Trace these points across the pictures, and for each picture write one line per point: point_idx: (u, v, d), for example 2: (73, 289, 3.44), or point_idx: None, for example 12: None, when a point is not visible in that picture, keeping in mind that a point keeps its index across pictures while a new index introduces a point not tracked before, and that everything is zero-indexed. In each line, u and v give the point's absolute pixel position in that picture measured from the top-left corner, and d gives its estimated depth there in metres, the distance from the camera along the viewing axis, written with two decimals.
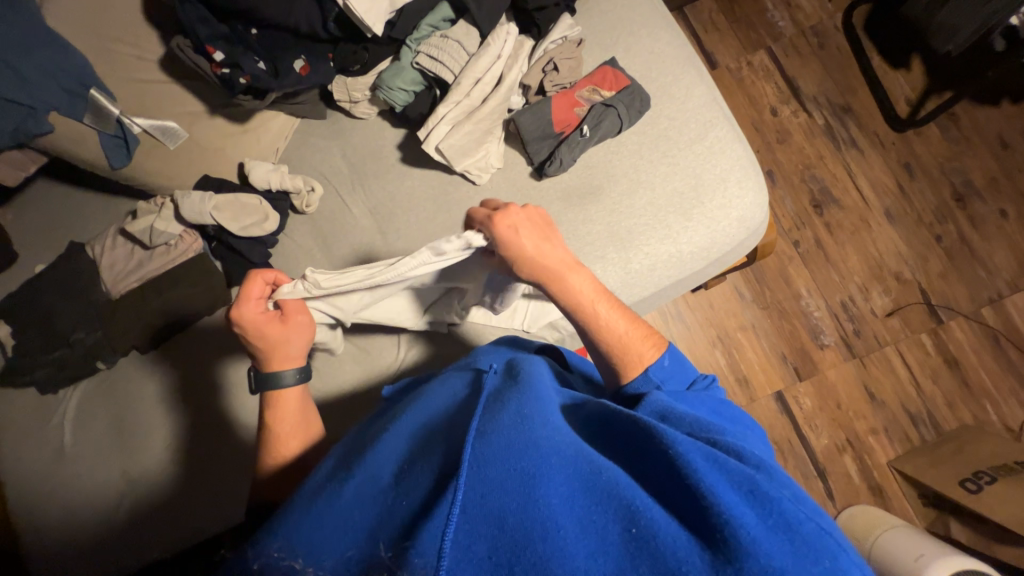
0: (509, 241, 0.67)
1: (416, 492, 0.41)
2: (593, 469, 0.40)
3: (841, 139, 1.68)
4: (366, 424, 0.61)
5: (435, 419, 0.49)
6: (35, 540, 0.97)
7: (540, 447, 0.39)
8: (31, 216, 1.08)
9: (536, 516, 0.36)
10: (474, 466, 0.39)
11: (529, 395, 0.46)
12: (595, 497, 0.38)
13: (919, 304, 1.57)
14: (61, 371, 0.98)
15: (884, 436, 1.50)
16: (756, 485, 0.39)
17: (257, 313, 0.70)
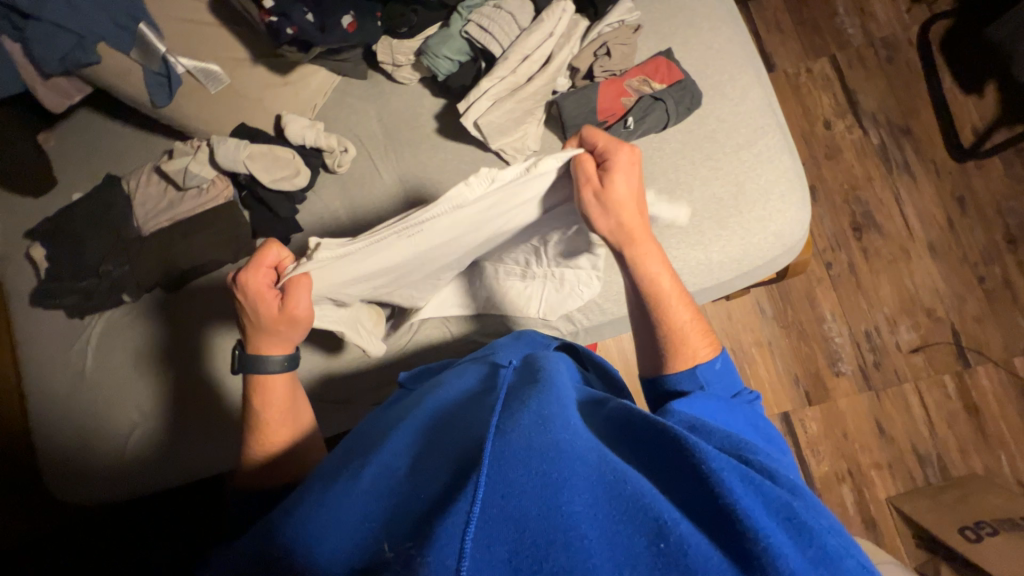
0: (610, 197, 0.64)
1: (434, 485, 0.41)
2: (618, 477, 0.39)
3: (894, 162, 1.59)
4: (385, 408, 0.64)
5: (455, 417, 0.52)
6: (56, 453, 1.02)
7: (564, 449, 0.40)
8: (72, 143, 1.10)
9: (561, 522, 0.35)
10: (496, 464, 0.38)
11: (550, 395, 0.48)
12: (622, 505, 0.37)
13: (948, 344, 1.51)
14: (89, 299, 1.01)
15: (887, 472, 1.47)
16: (795, 513, 0.39)
17: (262, 289, 0.70)
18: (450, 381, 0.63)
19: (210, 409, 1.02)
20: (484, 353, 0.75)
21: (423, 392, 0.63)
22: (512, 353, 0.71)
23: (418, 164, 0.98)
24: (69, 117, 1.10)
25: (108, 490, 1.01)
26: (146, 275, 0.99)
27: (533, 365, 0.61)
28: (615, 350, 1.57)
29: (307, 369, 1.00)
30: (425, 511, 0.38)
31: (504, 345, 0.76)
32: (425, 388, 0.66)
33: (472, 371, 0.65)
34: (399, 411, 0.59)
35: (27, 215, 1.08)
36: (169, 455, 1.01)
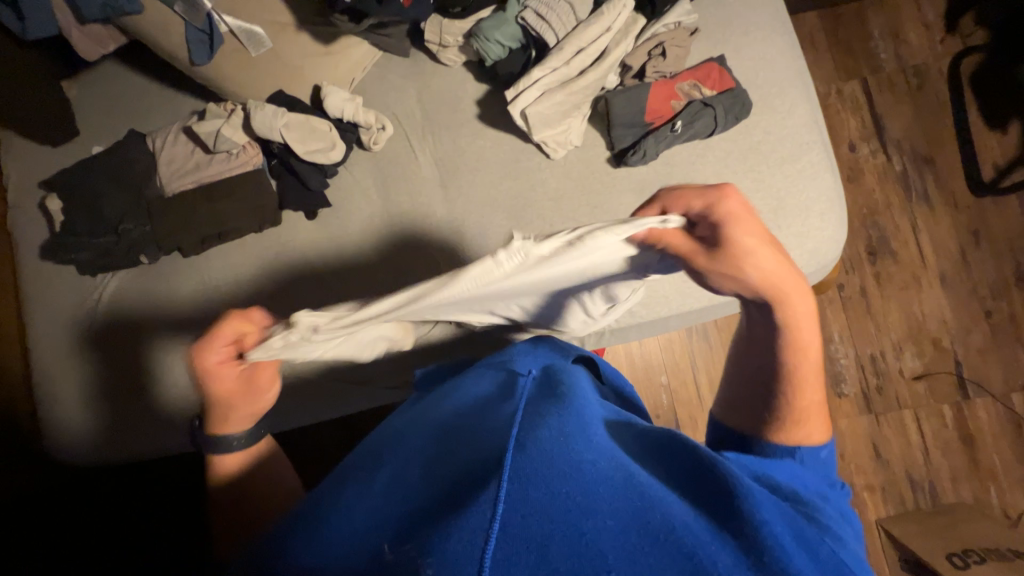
0: (762, 274, 0.57)
1: (448, 490, 0.42)
2: (646, 502, 0.40)
3: (914, 191, 1.60)
4: (401, 418, 0.65)
5: (472, 425, 0.53)
6: (59, 410, 0.99)
7: (589, 471, 0.41)
8: (95, 94, 1.06)
9: (587, 546, 0.35)
10: (517, 476, 0.40)
11: (572, 414, 0.50)
12: (655, 535, 0.37)
13: (950, 374, 1.53)
14: (105, 257, 0.98)
15: (879, 494, 1.50)
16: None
17: (217, 363, 0.61)
18: (468, 388, 0.64)
19: None
20: (503, 358, 0.73)
21: (439, 399, 0.64)
22: (529, 361, 0.70)
23: (455, 150, 0.96)
24: (94, 67, 1.06)
25: (109, 454, 0.99)
26: (168, 238, 0.96)
27: (553, 378, 0.62)
28: (623, 353, 1.57)
29: None
30: (437, 518, 0.38)
31: (523, 348, 0.75)
32: (441, 394, 0.66)
33: (487, 379, 0.66)
34: (418, 419, 0.60)
35: (44, 166, 1.05)
36: (174, 425, 0.98)
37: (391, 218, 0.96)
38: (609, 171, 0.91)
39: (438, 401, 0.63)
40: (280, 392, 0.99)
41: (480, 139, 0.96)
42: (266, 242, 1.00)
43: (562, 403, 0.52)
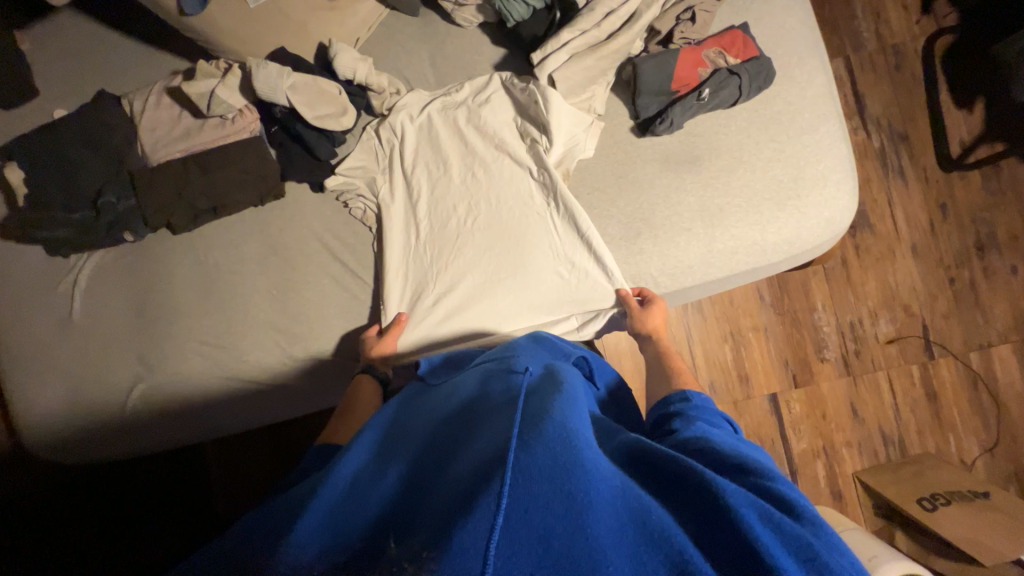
0: None
1: (456, 483, 0.44)
2: (638, 505, 0.42)
3: (890, 166, 1.70)
4: (391, 413, 0.65)
5: (479, 422, 0.54)
6: (33, 405, 0.91)
7: (586, 470, 0.42)
8: (53, 47, 0.93)
9: (586, 546, 0.37)
10: (520, 474, 0.41)
11: (571, 409, 0.51)
12: (648, 538, 0.40)
13: (918, 337, 1.66)
14: (82, 235, 0.88)
15: (855, 449, 1.62)
16: (817, 554, 0.40)
17: None
18: (465, 392, 0.64)
19: (222, 369, 0.90)
20: (504, 356, 0.73)
21: (448, 393, 0.66)
22: (530, 358, 0.70)
23: (496, 165, 0.91)
24: (49, 18, 0.93)
25: (102, 448, 0.92)
26: (155, 213, 0.87)
27: (554, 372, 0.63)
28: None
29: (339, 328, 0.91)
30: (444, 519, 0.40)
31: (525, 347, 0.75)
32: (445, 393, 0.67)
33: (490, 372, 0.67)
34: (422, 416, 0.63)
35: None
36: (175, 414, 0.91)
37: (406, 207, 0.93)
38: (633, 140, 0.91)
39: (436, 399, 0.66)
40: (286, 383, 0.91)
41: (516, 155, 0.90)
42: (269, 216, 0.93)
43: (564, 401, 0.52)
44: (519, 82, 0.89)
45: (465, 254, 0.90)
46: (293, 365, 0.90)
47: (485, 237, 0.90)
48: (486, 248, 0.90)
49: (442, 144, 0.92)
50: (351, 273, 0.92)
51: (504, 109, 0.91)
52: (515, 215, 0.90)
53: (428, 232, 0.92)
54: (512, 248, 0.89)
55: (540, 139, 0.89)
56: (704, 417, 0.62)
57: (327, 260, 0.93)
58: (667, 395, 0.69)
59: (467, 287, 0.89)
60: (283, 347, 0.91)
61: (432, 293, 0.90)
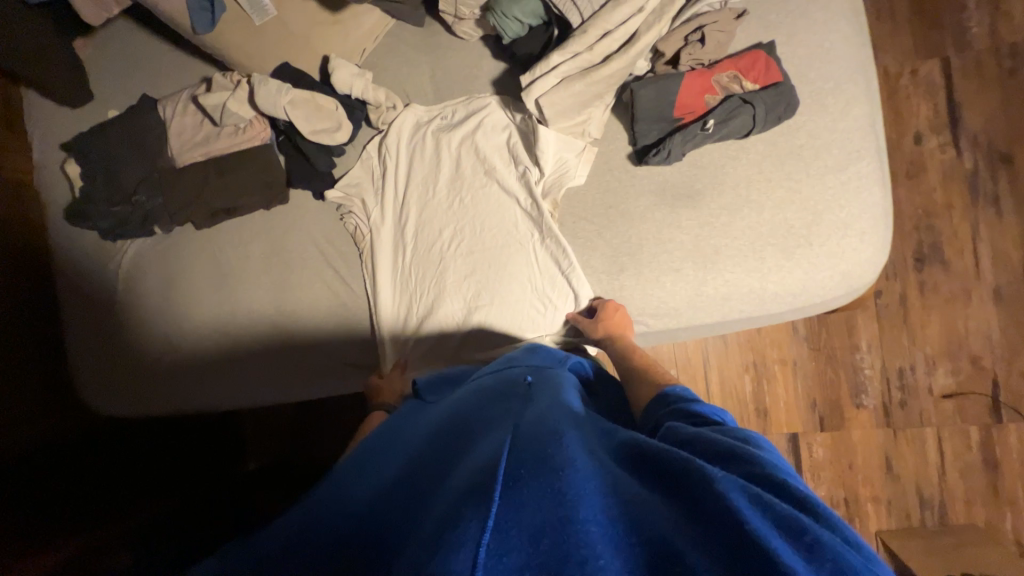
0: None
1: (451, 489, 0.43)
2: (631, 505, 0.38)
3: (982, 192, 1.43)
4: (401, 428, 0.67)
5: (478, 431, 0.54)
6: (80, 365, 1.06)
7: (577, 468, 0.40)
8: (108, 53, 1.04)
9: (574, 539, 0.34)
10: (512, 480, 0.39)
11: (564, 419, 0.50)
12: (640, 534, 0.35)
13: (985, 395, 1.43)
14: (121, 226, 1.00)
15: (882, 507, 1.46)
16: (806, 528, 0.34)
17: None
18: (466, 401, 0.63)
19: (230, 354, 1.01)
20: (501, 367, 0.72)
21: (450, 401, 0.66)
22: (529, 367, 0.69)
23: (483, 192, 0.90)
24: (106, 27, 1.03)
25: (132, 411, 1.06)
26: (179, 211, 0.97)
27: (549, 384, 0.62)
28: None
29: (328, 329, 0.98)
30: (437, 517, 0.38)
31: (522, 355, 0.73)
32: (451, 399, 0.67)
33: (487, 381, 0.68)
34: (421, 427, 0.63)
35: (65, 127, 1.06)
36: (184, 387, 1.03)
37: (398, 226, 0.96)
38: (629, 169, 0.85)
39: (442, 405, 0.67)
40: (280, 375, 0.99)
41: (506, 184, 0.89)
42: (274, 219, 0.99)
43: (560, 413, 0.51)
44: (518, 113, 0.89)
45: (459, 275, 0.91)
46: (287, 359, 0.99)
47: (471, 260, 0.90)
48: (467, 272, 0.90)
49: (433, 168, 0.93)
50: (342, 279, 0.98)
51: (496, 136, 0.90)
52: (500, 238, 0.89)
53: (427, 241, 0.93)
54: (492, 270, 0.89)
55: (530, 167, 0.87)
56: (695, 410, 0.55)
57: (321, 265, 0.98)
58: (657, 393, 0.63)
59: (445, 312, 0.91)
60: (279, 342, 0.99)
61: (416, 317, 0.93)
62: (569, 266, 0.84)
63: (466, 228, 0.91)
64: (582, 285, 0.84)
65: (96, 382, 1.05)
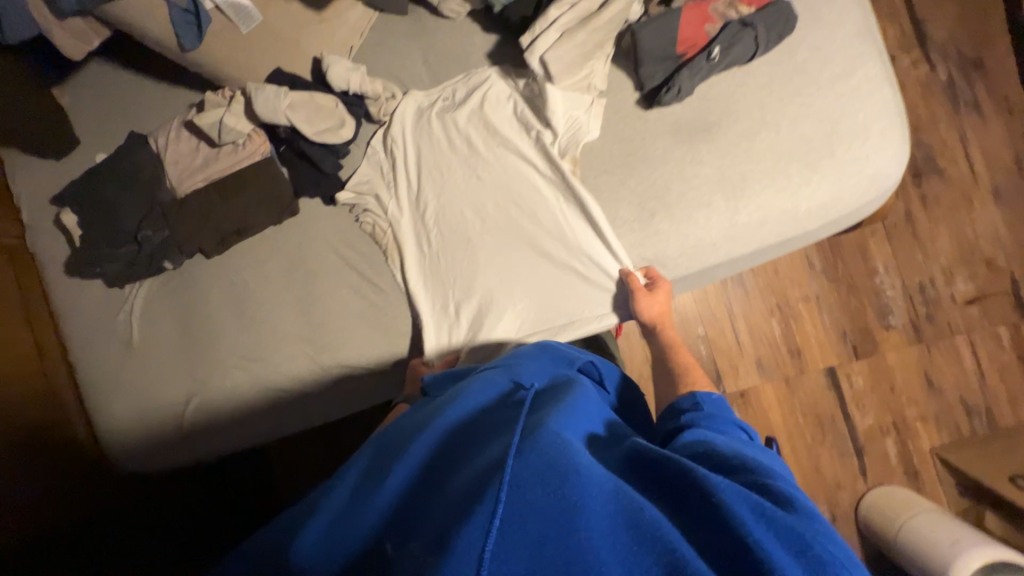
0: None
1: (453, 488, 0.43)
2: (633, 504, 0.41)
3: (962, 100, 1.47)
4: (397, 415, 0.64)
5: (480, 430, 0.53)
6: (105, 420, 1.01)
7: (581, 472, 0.42)
8: (88, 95, 1.01)
9: (578, 546, 0.37)
10: (517, 480, 0.40)
11: (567, 418, 0.51)
12: (641, 536, 0.39)
13: (1005, 294, 1.46)
14: (130, 267, 0.96)
15: (932, 424, 1.46)
16: (809, 547, 0.40)
17: None
18: (469, 390, 0.60)
19: (260, 379, 0.96)
20: (507, 363, 0.70)
21: (451, 390, 0.64)
22: (534, 368, 0.68)
23: (499, 164, 0.89)
24: (80, 70, 1.01)
25: (169, 458, 1.01)
26: (188, 240, 0.94)
27: (556, 386, 0.62)
28: None
29: (362, 333, 0.94)
30: (441, 522, 0.40)
31: (527, 356, 0.72)
32: (451, 390, 0.65)
33: (489, 373, 0.66)
34: (420, 415, 0.60)
35: (52, 179, 1.02)
36: (208, 423, 0.98)
37: (417, 215, 0.94)
38: (640, 114, 0.85)
39: (441, 393, 0.65)
40: (318, 393, 0.95)
41: (522, 152, 0.88)
42: (287, 233, 0.96)
43: (563, 410, 0.53)
44: (522, 78, 0.89)
45: (491, 252, 0.89)
46: (324, 372, 0.95)
47: (497, 242, 0.89)
48: (496, 254, 0.89)
49: (444, 150, 0.92)
50: (368, 280, 0.95)
51: (503, 109, 0.90)
52: (522, 212, 0.88)
53: (448, 225, 0.92)
54: (521, 253, 0.88)
55: (542, 129, 0.87)
56: (714, 423, 0.61)
57: (344, 270, 0.95)
58: (670, 411, 0.67)
59: (487, 306, 0.90)
60: (313, 358, 0.95)
61: (453, 303, 0.91)
62: (602, 234, 0.85)
63: (486, 202, 0.90)
64: (623, 254, 0.85)
65: (123, 434, 1.00)
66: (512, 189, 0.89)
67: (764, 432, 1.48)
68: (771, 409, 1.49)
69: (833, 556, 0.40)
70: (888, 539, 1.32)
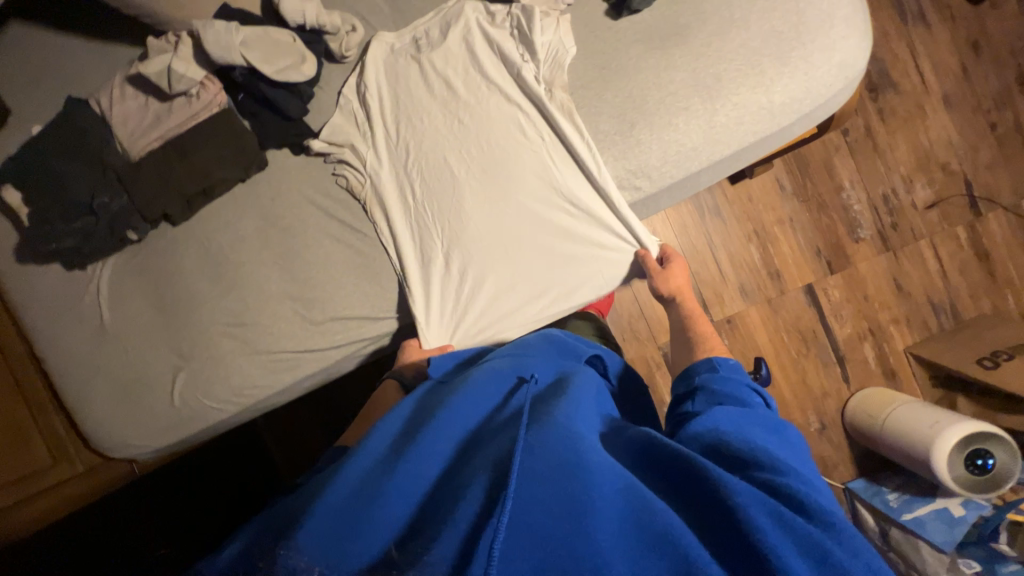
0: None
1: (472, 492, 0.44)
2: (643, 506, 0.42)
3: (909, 12, 1.52)
4: (413, 402, 0.64)
5: (488, 431, 0.54)
6: (83, 410, 0.95)
7: (590, 474, 0.44)
8: (13, 61, 0.92)
9: (588, 549, 0.39)
10: (524, 484, 0.43)
11: (575, 414, 0.52)
12: (649, 541, 0.41)
13: (960, 196, 1.54)
14: (89, 241, 0.90)
15: (904, 325, 1.54)
16: (824, 551, 0.41)
17: None
18: (477, 384, 0.62)
19: (248, 344, 0.92)
20: (515, 353, 0.72)
21: (462, 382, 0.64)
22: (540, 362, 0.69)
23: (483, 104, 0.88)
24: (1, 34, 0.92)
25: (159, 443, 0.95)
26: (149, 205, 0.88)
27: (563, 380, 0.61)
28: None
29: (349, 283, 0.91)
30: (456, 531, 0.41)
31: (535, 348, 0.73)
32: (456, 382, 0.66)
33: (500, 368, 0.66)
34: (434, 407, 0.60)
35: None
36: (196, 401, 0.93)
37: (398, 161, 0.91)
38: (610, 25, 0.85)
39: (452, 386, 0.65)
40: (308, 353, 0.92)
41: (505, 90, 0.87)
42: (257, 189, 0.92)
43: (568, 405, 0.54)
44: (497, 6, 0.87)
45: (480, 201, 0.88)
46: (320, 329, 0.92)
47: (491, 201, 0.88)
48: (490, 214, 0.88)
49: (421, 94, 0.90)
50: (350, 228, 0.92)
51: (480, 43, 0.88)
52: (509, 159, 0.87)
53: (437, 173, 0.89)
54: (513, 202, 0.87)
55: (523, 61, 0.85)
56: (731, 395, 0.60)
57: (325, 222, 0.92)
58: (690, 381, 0.66)
59: (488, 275, 0.89)
60: (300, 318, 0.92)
61: (441, 260, 0.90)
62: (584, 169, 0.85)
63: (470, 150, 0.88)
64: (610, 184, 0.84)
65: (106, 421, 0.94)
66: (495, 137, 0.87)
67: (752, 353, 1.54)
68: (757, 332, 1.55)
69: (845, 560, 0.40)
70: (873, 432, 1.41)
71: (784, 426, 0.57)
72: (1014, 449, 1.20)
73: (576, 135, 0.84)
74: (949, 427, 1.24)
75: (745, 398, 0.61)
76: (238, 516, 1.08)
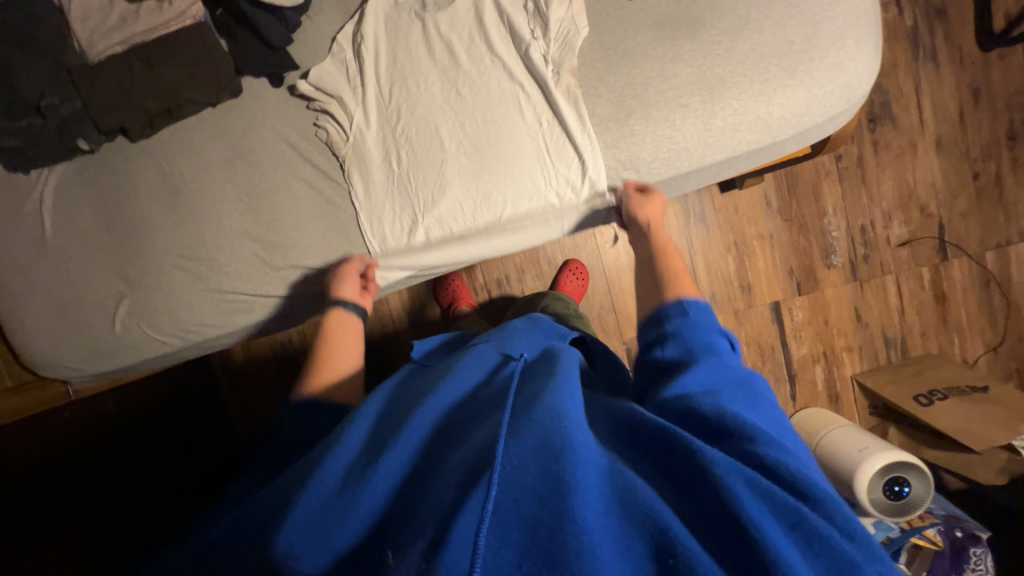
0: None
1: (450, 479, 0.41)
2: (629, 489, 0.40)
3: (922, 48, 1.52)
4: (392, 384, 0.61)
5: (471, 411, 0.52)
6: (14, 325, 0.89)
7: (577, 454, 0.40)
8: None
9: (574, 532, 0.36)
10: (508, 465, 0.40)
11: (563, 389, 0.48)
12: (639, 524, 0.39)
13: (932, 238, 1.59)
14: (34, 144, 0.82)
15: (856, 353, 1.61)
16: (803, 517, 0.40)
17: None
18: (461, 368, 0.57)
19: (204, 280, 0.88)
20: (496, 335, 0.66)
21: (446, 363, 0.61)
22: (524, 343, 0.64)
23: (482, 80, 0.84)
24: None
25: (96, 368, 0.91)
26: (105, 116, 0.81)
27: (548, 360, 0.58)
28: None
29: (317, 233, 0.88)
30: (436, 512, 0.39)
31: (517, 330, 0.68)
32: (445, 364, 0.62)
33: (484, 346, 0.63)
34: (416, 391, 0.57)
35: None
36: (140, 331, 0.89)
37: (386, 119, 0.87)
38: (623, 5, 0.81)
39: (441, 366, 0.62)
40: (266, 298, 0.89)
41: (507, 65, 0.83)
42: (229, 116, 0.86)
43: (557, 381, 0.49)
44: None
45: (467, 175, 0.85)
46: (278, 275, 0.88)
47: (480, 175, 0.85)
48: (477, 187, 0.85)
49: (420, 53, 0.85)
50: (323, 175, 0.87)
51: (488, 9, 0.83)
52: (504, 138, 0.84)
53: (425, 138, 0.85)
54: (506, 181, 0.85)
55: (533, 39, 0.82)
56: (698, 340, 0.56)
57: (296, 162, 0.87)
58: (660, 320, 0.60)
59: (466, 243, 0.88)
60: (258, 262, 0.88)
61: (422, 228, 0.87)
62: (578, 158, 0.83)
63: (466, 122, 0.84)
64: (603, 174, 0.83)
65: (38, 339, 0.89)
66: (490, 116, 0.84)
67: None
68: None
69: (824, 528, 0.39)
70: None
71: (754, 377, 0.54)
72: (930, 484, 1.29)
73: (575, 120, 0.82)
74: (878, 454, 1.31)
75: (720, 346, 0.56)
76: (193, 465, 1.02)
